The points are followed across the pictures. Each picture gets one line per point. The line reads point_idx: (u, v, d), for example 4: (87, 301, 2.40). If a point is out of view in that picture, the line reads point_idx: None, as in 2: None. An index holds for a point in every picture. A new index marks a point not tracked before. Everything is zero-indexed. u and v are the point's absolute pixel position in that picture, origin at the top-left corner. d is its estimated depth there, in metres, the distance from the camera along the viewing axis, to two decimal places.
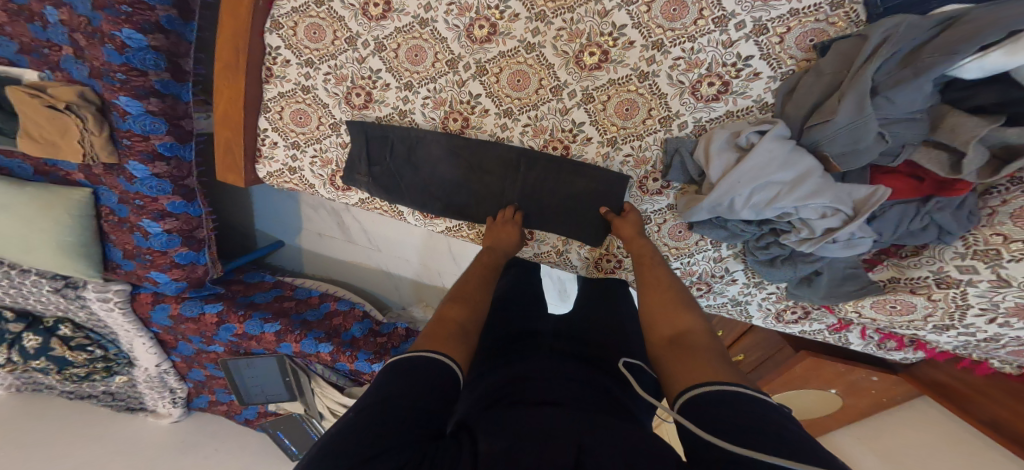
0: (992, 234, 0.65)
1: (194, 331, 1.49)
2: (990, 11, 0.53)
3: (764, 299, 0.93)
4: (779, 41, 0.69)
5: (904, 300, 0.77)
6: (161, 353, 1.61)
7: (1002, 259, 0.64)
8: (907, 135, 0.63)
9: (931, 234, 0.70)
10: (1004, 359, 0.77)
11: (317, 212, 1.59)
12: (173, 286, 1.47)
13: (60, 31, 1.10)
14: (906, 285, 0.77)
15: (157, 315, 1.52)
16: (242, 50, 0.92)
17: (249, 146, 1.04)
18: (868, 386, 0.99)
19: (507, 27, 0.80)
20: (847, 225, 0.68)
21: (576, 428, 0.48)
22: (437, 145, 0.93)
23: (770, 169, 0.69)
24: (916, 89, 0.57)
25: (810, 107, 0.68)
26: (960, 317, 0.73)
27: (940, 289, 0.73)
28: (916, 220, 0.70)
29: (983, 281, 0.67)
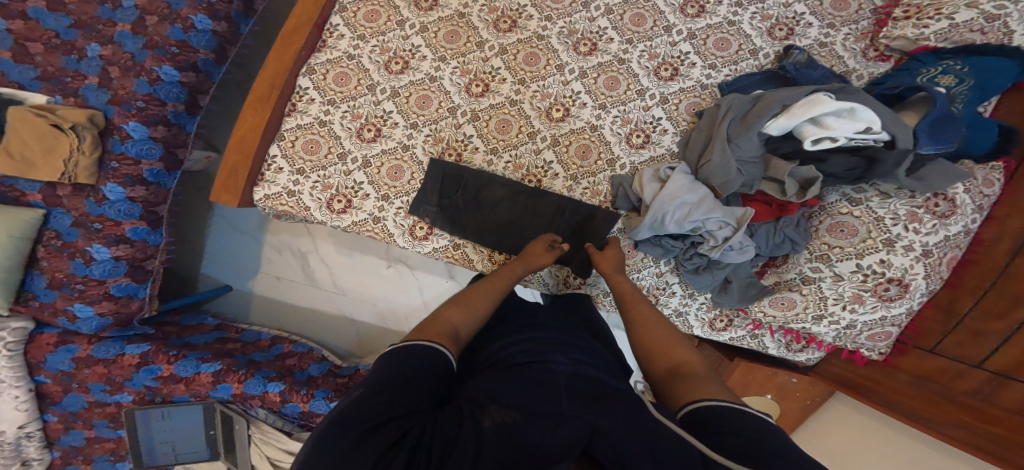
0: (822, 244, 0.96)
1: (99, 377, 1.28)
2: (776, 95, 0.92)
3: (699, 309, 1.09)
4: (676, 108, 1.06)
5: (787, 296, 0.99)
6: (33, 412, 1.31)
7: (833, 259, 0.94)
8: (753, 172, 0.96)
9: (788, 246, 1.00)
10: (870, 348, 1.01)
11: (281, 255, 1.59)
12: (94, 323, 1.29)
13: (94, 64, 1.25)
14: (785, 286, 1.00)
15: (55, 360, 1.29)
16: (278, 85, 1.13)
17: (255, 169, 1.16)
18: (793, 388, 1.17)
19: (496, 87, 1.11)
20: (735, 234, 0.94)
21: (578, 412, 0.56)
22: (501, 188, 1.12)
23: (682, 192, 0.96)
24: (751, 138, 0.92)
25: (698, 152, 1.01)
26: (826, 306, 0.96)
27: (806, 285, 0.97)
28: (776, 235, 0.99)
29: (827, 277, 0.94)
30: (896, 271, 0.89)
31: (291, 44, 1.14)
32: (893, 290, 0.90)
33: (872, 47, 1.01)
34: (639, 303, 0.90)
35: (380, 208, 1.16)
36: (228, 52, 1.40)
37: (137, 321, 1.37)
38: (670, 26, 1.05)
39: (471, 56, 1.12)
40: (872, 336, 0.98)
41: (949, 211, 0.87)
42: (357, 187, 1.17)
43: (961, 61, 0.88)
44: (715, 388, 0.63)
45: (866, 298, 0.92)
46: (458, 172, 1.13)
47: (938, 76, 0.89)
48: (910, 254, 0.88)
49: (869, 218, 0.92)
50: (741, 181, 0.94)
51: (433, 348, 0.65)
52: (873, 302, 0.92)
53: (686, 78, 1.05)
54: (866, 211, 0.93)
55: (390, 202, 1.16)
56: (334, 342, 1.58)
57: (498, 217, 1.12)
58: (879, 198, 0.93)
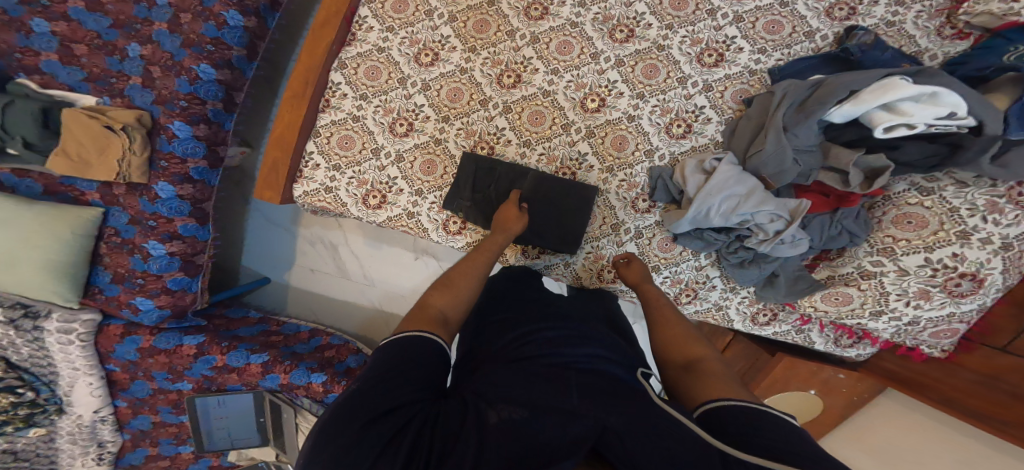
0: (885, 236, 0.91)
1: (162, 366, 1.39)
2: (836, 79, 0.86)
3: (740, 303, 1.05)
4: (721, 96, 1.01)
5: (843, 292, 0.94)
6: (105, 397, 1.46)
7: (898, 253, 0.89)
8: (809, 163, 0.92)
9: (844, 239, 0.95)
10: (932, 344, 0.95)
11: (314, 247, 1.62)
12: (155, 315, 1.39)
13: (137, 64, 1.31)
14: (842, 279, 0.95)
15: (123, 349, 1.40)
16: (312, 82, 1.15)
17: (293, 165, 1.20)
18: (839, 384, 1.12)
19: (529, 77, 1.08)
20: (789, 227, 0.90)
21: (593, 407, 0.54)
22: (524, 179, 1.10)
23: (729, 184, 0.93)
24: (808, 127, 0.87)
25: (748, 141, 0.96)
26: (886, 301, 0.90)
27: (865, 280, 0.92)
28: (832, 227, 0.95)
29: (891, 272, 0.89)
30: (970, 265, 0.82)
31: (322, 38, 1.14)
32: (966, 285, 0.83)
33: (949, 24, 0.91)
34: (663, 307, 0.90)
35: (414, 203, 1.17)
36: (259, 47, 1.40)
37: (190, 312, 1.46)
38: (714, 9, 0.99)
39: (502, 46, 1.08)
40: (935, 332, 0.92)
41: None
42: (391, 183, 1.18)
43: None
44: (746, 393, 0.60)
45: (934, 295, 0.87)
46: (489, 165, 1.11)
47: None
48: (987, 248, 0.81)
49: (941, 209, 0.85)
50: (797, 171, 0.90)
51: (433, 341, 0.64)
52: (942, 299, 0.86)
53: (733, 63, 1.00)
54: (938, 201, 0.86)
55: (424, 197, 1.17)
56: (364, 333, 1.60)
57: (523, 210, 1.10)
58: (954, 187, 0.85)
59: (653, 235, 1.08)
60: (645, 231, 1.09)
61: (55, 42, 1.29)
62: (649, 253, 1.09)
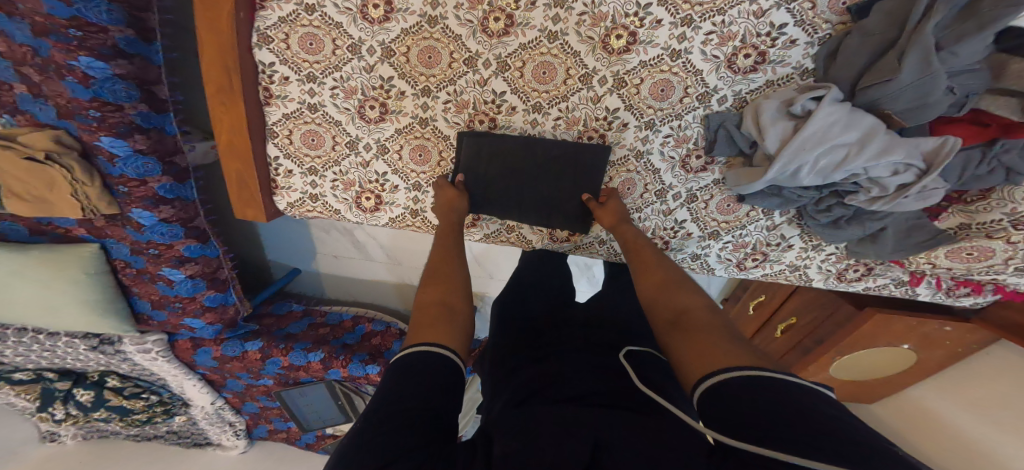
0: None
1: (241, 368, 1.49)
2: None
3: (824, 260, 0.92)
4: (812, 6, 0.68)
5: (982, 246, 0.74)
6: (213, 391, 1.64)
7: None
8: (967, 87, 0.62)
9: (999, 177, 0.67)
10: None
11: (330, 235, 1.57)
12: (210, 330, 1.43)
13: (4, 66, 0.97)
14: (981, 229, 0.73)
15: (202, 358, 1.51)
16: (235, 70, 0.84)
17: (263, 177, 0.99)
18: (943, 336, 0.92)
19: (525, 17, 0.77)
20: (921, 180, 0.66)
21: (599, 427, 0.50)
22: (513, 146, 0.87)
23: (834, 132, 0.66)
24: (980, 42, 0.55)
25: (861, 68, 0.65)
26: None
27: (1017, 230, 0.70)
28: (983, 164, 0.67)
29: None
30: None
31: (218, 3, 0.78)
32: None
33: None
34: (646, 254, 0.79)
35: (415, 200, 1.00)
36: (149, 22, 1.02)
37: (240, 319, 1.51)
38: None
39: None
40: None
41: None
42: (381, 180, 0.98)
43: None
44: (732, 347, 0.54)
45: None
46: (490, 143, 0.87)
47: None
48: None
49: None
50: (947, 105, 0.61)
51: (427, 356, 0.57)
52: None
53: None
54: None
55: (423, 191, 0.98)
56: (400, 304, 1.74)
57: (533, 190, 0.91)
58: None
59: (711, 199, 0.88)
60: (700, 194, 0.89)
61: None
62: (708, 218, 0.91)
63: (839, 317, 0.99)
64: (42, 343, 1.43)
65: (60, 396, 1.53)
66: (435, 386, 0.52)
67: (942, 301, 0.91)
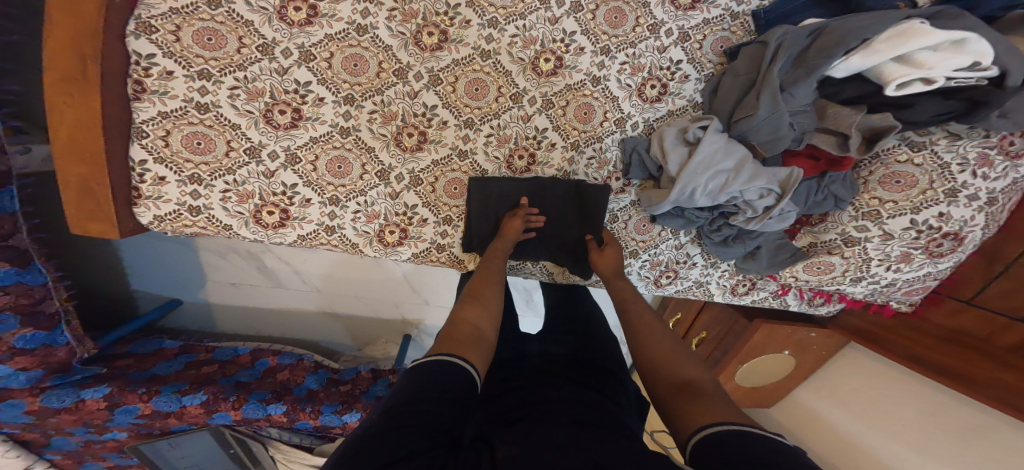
0: (870, 198, 0.81)
1: (74, 422, 1.10)
2: (845, 23, 0.68)
3: (720, 276, 1.03)
4: (700, 46, 0.82)
5: (825, 260, 0.88)
6: (30, 454, 1.18)
7: (883, 216, 0.80)
8: (804, 125, 0.78)
9: (830, 203, 0.84)
10: (900, 300, 0.90)
11: (225, 259, 1.28)
12: (21, 379, 1.00)
13: None
14: (824, 247, 0.88)
15: (1, 417, 1.03)
16: (95, 54, 0.69)
17: (120, 183, 0.79)
18: (810, 342, 1.07)
19: (458, 34, 0.78)
20: (779, 202, 0.80)
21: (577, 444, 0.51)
22: (496, 187, 0.90)
23: (717, 159, 0.79)
24: (809, 85, 0.71)
25: (734, 103, 0.80)
26: (867, 269, 0.85)
27: (848, 247, 0.85)
28: (818, 193, 0.83)
29: (875, 236, 0.82)
30: (953, 224, 0.74)
31: None
32: (946, 245, 0.77)
33: None
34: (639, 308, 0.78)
35: (330, 215, 0.90)
36: None
37: (76, 363, 1.11)
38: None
39: None
40: (908, 291, 0.87)
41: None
42: (289, 193, 0.87)
43: None
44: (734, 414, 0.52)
45: (915, 257, 0.80)
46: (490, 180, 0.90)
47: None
48: (974, 204, 0.72)
49: (932, 166, 0.74)
50: (792, 136, 0.76)
51: (445, 370, 0.55)
52: (923, 261, 0.80)
53: (712, 4, 0.79)
54: (929, 157, 0.75)
55: (341, 206, 0.90)
56: (325, 338, 1.49)
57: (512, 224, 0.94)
58: (947, 140, 0.73)
59: (630, 218, 0.96)
60: (620, 214, 0.96)
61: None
62: (627, 237, 0.98)
63: (738, 328, 1.10)
64: None
65: None
66: (445, 401, 0.52)
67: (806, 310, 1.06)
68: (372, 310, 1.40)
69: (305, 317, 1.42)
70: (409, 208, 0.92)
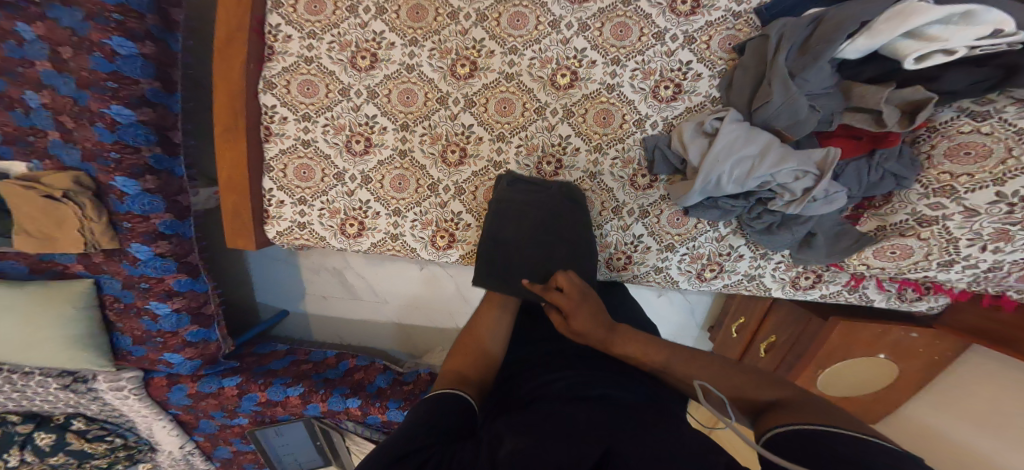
0: (939, 174, 0.73)
1: (216, 406, 1.39)
2: (842, 8, 0.67)
3: (775, 269, 0.96)
4: (707, 46, 0.85)
5: (900, 244, 0.78)
6: (184, 434, 1.51)
7: (960, 192, 0.70)
8: (831, 106, 0.75)
9: (890, 183, 0.77)
10: (1021, 289, 0.73)
11: (317, 275, 1.55)
12: (188, 365, 1.36)
13: (44, 115, 1.05)
14: (896, 229, 0.79)
15: (176, 397, 1.40)
16: (241, 112, 0.98)
17: (257, 207, 1.07)
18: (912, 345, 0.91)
19: (485, 62, 0.94)
20: (818, 183, 0.76)
21: (595, 432, 0.55)
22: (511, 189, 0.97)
23: (738, 146, 0.79)
24: (819, 68, 0.70)
25: (749, 94, 0.81)
26: (956, 250, 0.73)
27: (924, 228, 0.75)
28: (872, 172, 0.77)
29: (956, 215, 0.71)
30: None
31: (233, 55, 0.95)
32: None
33: None
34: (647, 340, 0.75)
35: (395, 224, 1.08)
36: (172, 76, 1.14)
37: (222, 356, 1.44)
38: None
39: (447, 32, 0.93)
40: (1021, 276, 0.72)
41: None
42: (364, 207, 1.08)
43: None
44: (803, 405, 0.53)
45: (1015, 234, 0.67)
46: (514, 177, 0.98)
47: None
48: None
49: (1004, 133, 0.65)
50: (815, 120, 0.74)
51: (453, 398, 0.65)
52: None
53: (712, 8, 0.83)
54: (998, 125, 0.66)
55: (403, 216, 1.08)
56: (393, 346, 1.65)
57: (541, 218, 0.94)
58: (1016, 106, 0.65)
59: (660, 213, 0.97)
60: (651, 209, 0.98)
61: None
62: (662, 232, 0.99)
63: (812, 331, 0.96)
64: (12, 384, 1.33)
65: (17, 441, 1.38)
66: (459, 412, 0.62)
67: (898, 307, 0.92)
68: (432, 321, 1.55)
69: (377, 327, 1.61)
70: (457, 215, 1.06)
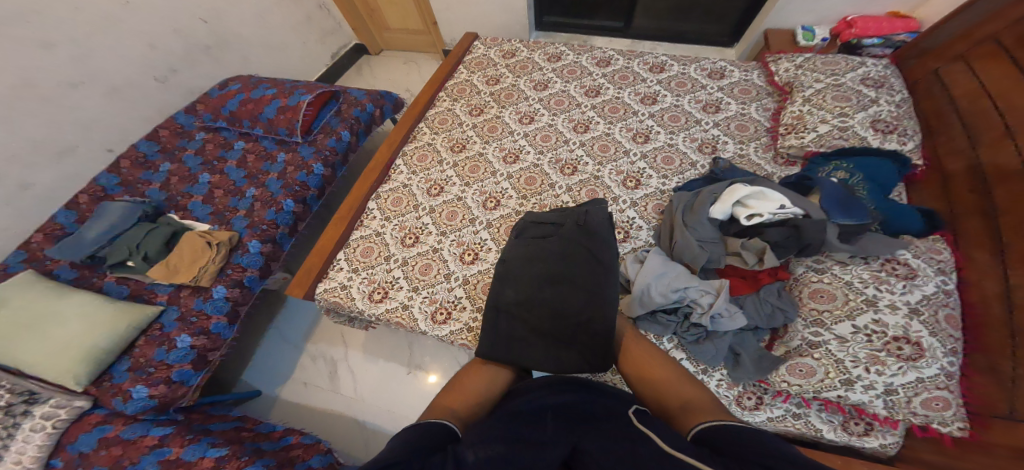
0: (811, 310, 0.90)
1: (110, 460, 1.12)
2: (708, 189, 1.09)
3: (718, 386, 0.93)
4: (645, 209, 1.26)
5: (802, 362, 0.87)
6: None
7: (828, 322, 0.87)
8: (717, 250, 1.02)
9: (780, 316, 0.92)
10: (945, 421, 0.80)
11: (314, 361, 1.66)
12: (140, 404, 1.23)
13: (247, 200, 1.63)
14: (798, 349, 0.88)
15: (85, 439, 1.16)
16: (353, 207, 1.46)
17: (321, 271, 1.35)
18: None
19: (506, 203, 1.39)
20: (716, 300, 0.94)
21: (561, 436, 0.64)
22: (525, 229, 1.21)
23: (658, 267, 1.03)
24: (700, 221, 1.05)
25: (668, 239, 1.13)
26: (847, 369, 0.83)
27: (815, 349, 0.87)
28: (764, 305, 0.94)
29: (832, 340, 0.86)
30: (896, 329, 0.83)
31: (368, 180, 1.51)
32: (908, 349, 0.81)
33: (778, 156, 1.26)
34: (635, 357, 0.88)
35: (409, 297, 1.29)
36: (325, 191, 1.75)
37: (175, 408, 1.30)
38: (627, 151, 1.39)
39: (487, 181, 1.45)
40: (926, 401, 0.80)
41: (910, 273, 0.89)
42: (393, 281, 1.32)
43: (846, 161, 1.09)
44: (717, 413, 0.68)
45: (886, 359, 0.82)
46: (533, 219, 1.23)
47: (834, 172, 1.08)
48: (899, 312, 0.84)
49: (839, 283, 0.91)
50: (706, 256, 1.01)
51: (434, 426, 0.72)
52: (898, 363, 0.81)
53: (647, 188, 1.30)
54: (834, 278, 0.92)
55: (418, 292, 1.29)
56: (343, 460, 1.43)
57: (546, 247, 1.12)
58: (839, 266, 0.94)
59: None
60: None
61: (206, 190, 1.67)
62: None
63: None
64: None
65: None
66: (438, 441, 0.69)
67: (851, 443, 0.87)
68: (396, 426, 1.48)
69: (338, 430, 1.50)
70: (455, 297, 1.27)
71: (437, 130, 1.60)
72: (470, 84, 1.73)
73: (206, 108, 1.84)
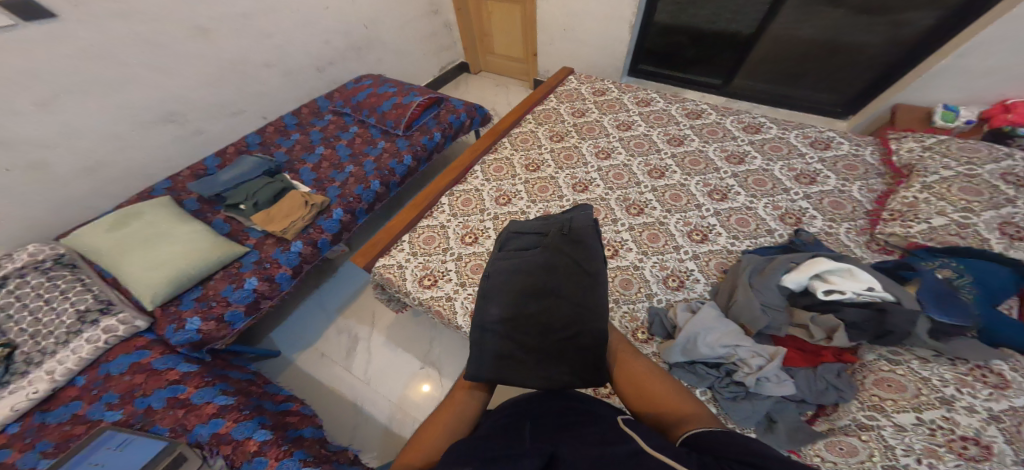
0: (870, 395, 0.86)
1: (127, 386, 1.17)
2: (785, 255, 1.08)
3: None
4: (705, 264, 1.24)
5: (845, 441, 0.82)
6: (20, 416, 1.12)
7: (887, 409, 0.83)
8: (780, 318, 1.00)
9: (833, 394, 0.88)
10: None
11: (337, 335, 1.74)
12: (186, 336, 1.31)
13: (341, 176, 1.81)
14: (844, 429, 0.84)
15: (120, 361, 1.22)
16: (427, 199, 1.58)
17: (385, 247, 1.46)
18: None
19: None
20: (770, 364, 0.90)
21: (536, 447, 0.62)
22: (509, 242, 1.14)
23: (712, 319, 1.00)
24: (768, 285, 1.02)
25: (727, 294, 1.10)
26: (895, 456, 0.77)
27: (864, 431, 0.82)
28: (817, 380, 0.90)
29: (887, 426, 0.81)
30: (966, 429, 0.76)
31: (443, 180, 1.64)
32: (974, 450, 0.73)
33: (873, 242, 1.21)
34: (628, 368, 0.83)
35: (455, 291, 1.34)
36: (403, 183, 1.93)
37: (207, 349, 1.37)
38: (699, 204, 1.40)
39: (553, 203, 1.51)
40: None
41: (1002, 383, 0.81)
42: (444, 272, 1.39)
43: (956, 259, 1.01)
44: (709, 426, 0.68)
45: (944, 455, 0.74)
46: (517, 230, 1.17)
47: (940, 267, 1.01)
48: (976, 414, 0.77)
49: (914, 377, 0.86)
50: (768, 321, 0.98)
51: None
52: (957, 461, 0.73)
53: (714, 244, 1.29)
54: (908, 370, 0.87)
55: (464, 288, 1.35)
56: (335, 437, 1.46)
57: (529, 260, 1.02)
58: (918, 361, 0.88)
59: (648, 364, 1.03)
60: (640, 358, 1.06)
61: (316, 159, 1.88)
62: None
63: None
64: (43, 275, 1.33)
65: None
66: None
67: None
68: (394, 418, 1.51)
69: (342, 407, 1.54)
70: None
71: (518, 147, 1.72)
72: (556, 113, 1.87)
73: (341, 94, 2.13)
